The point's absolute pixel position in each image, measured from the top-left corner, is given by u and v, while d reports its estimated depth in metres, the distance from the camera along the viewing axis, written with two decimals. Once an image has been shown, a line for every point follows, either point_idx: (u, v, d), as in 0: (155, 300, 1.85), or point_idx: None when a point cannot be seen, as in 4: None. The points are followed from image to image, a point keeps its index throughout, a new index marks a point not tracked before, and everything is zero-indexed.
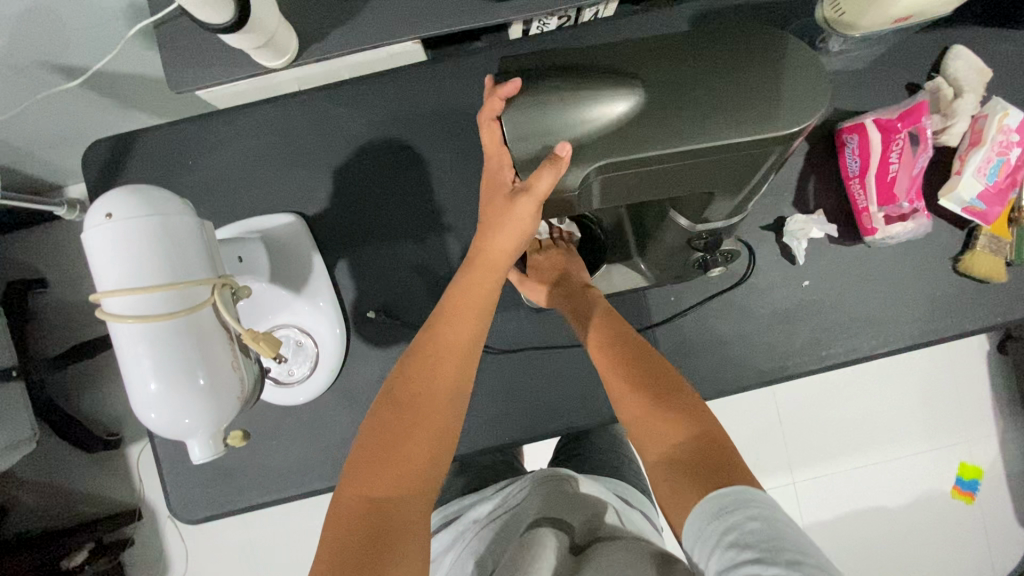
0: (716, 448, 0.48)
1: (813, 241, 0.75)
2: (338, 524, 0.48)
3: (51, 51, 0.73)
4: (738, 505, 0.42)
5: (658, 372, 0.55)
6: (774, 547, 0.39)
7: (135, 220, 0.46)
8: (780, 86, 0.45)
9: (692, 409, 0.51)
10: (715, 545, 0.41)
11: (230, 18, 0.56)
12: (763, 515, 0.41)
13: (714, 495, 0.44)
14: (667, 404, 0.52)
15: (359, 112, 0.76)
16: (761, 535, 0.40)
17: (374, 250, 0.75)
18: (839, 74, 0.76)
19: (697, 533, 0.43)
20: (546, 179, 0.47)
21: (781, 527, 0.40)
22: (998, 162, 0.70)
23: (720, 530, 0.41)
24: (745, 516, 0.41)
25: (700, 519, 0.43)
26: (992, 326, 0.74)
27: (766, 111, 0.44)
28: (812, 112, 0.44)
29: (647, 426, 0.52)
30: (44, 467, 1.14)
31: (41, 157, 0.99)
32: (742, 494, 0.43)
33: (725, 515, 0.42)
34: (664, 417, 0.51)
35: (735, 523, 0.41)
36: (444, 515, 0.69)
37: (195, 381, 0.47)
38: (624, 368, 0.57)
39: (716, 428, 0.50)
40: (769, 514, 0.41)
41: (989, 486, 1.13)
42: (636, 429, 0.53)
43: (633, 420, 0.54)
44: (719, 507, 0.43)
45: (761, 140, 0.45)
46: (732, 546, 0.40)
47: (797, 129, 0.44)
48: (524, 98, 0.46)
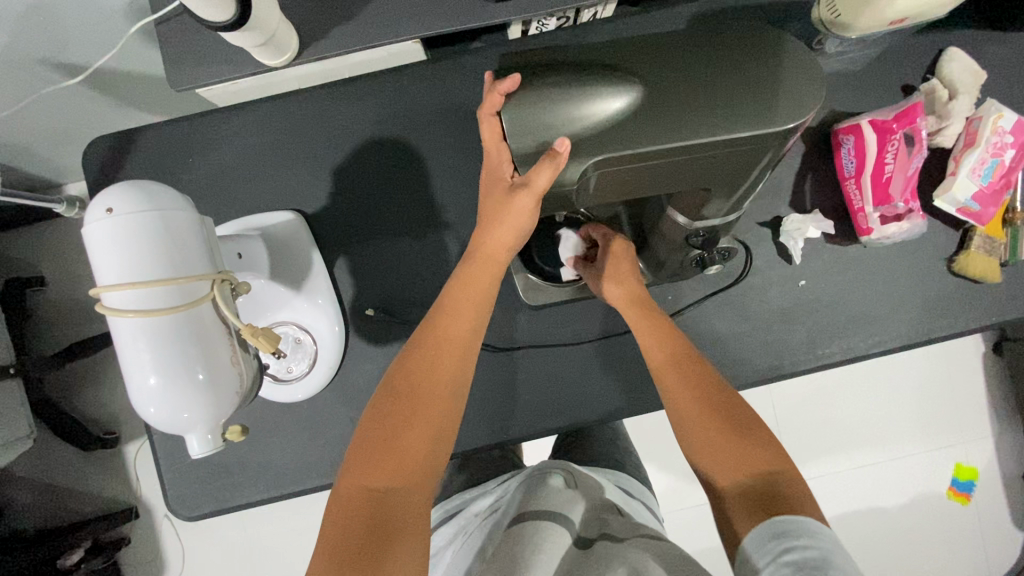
0: (781, 481, 0.50)
1: (809, 241, 0.75)
2: (338, 513, 0.48)
3: (52, 48, 0.73)
4: (798, 532, 0.43)
5: (727, 400, 0.58)
6: (824, 570, 0.39)
7: (134, 215, 0.46)
8: (778, 83, 0.45)
9: (757, 443, 0.53)
10: (769, 562, 0.42)
11: (232, 17, 0.56)
12: (819, 543, 0.42)
13: (772, 521, 0.45)
14: (732, 435, 0.55)
15: (359, 110, 0.77)
16: (816, 560, 0.40)
17: (374, 247, 0.75)
18: (835, 76, 0.77)
19: (752, 551, 0.45)
20: (545, 174, 0.47)
21: (836, 558, 0.41)
22: (993, 163, 0.71)
23: (778, 550, 0.43)
24: (803, 543, 0.42)
25: (756, 541, 0.45)
26: (987, 325, 0.74)
27: (763, 109, 0.45)
28: (807, 110, 0.45)
29: (710, 454, 0.55)
30: (40, 465, 1.14)
31: (41, 155, 0.99)
32: (799, 523, 0.44)
33: (784, 537, 0.43)
34: (729, 447, 0.54)
35: (793, 545, 0.42)
36: (446, 508, 0.70)
37: (193, 376, 0.47)
38: (697, 389, 0.59)
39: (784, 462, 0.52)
40: (826, 544, 0.42)
41: (984, 487, 1.13)
42: (705, 451, 0.55)
43: (703, 442, 0.56)
44: (777, 531, 0.44)
45: (758, 136, 0.45)
46: (787, 563, 0.41)
47: (792, 125, 0.45)
48: (524, 92, 0.46)
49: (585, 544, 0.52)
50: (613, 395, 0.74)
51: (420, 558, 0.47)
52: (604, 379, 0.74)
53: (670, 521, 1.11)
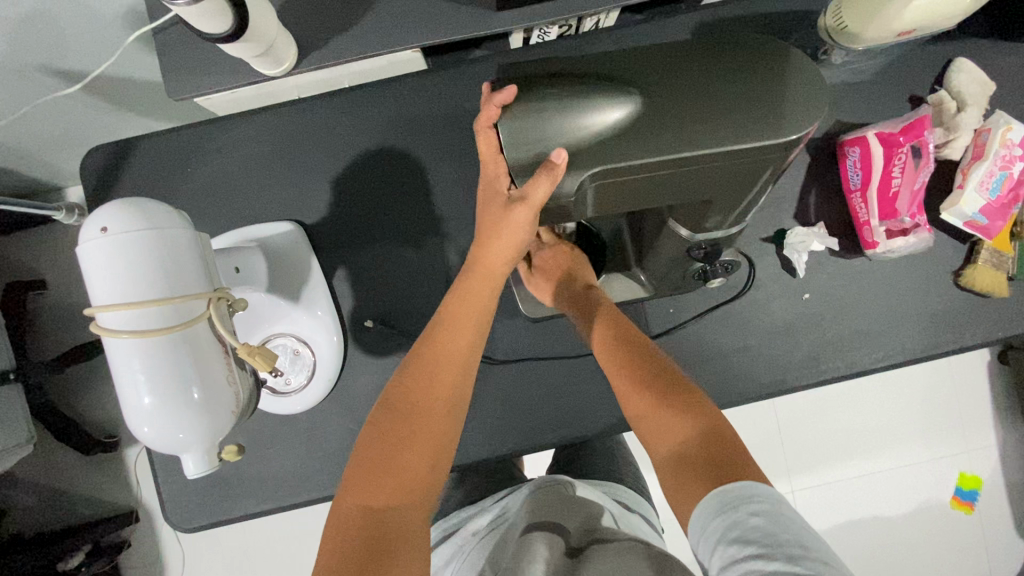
0: (726, 443, 0.49)
1: (814, 254, 0.74)
2: (336, 531, 0.48)
3: (50, 56, 0.73)
4: (743, 502, 0.42)
5: (663, 373, 0.56)
6: (775, 541, 0.39)
7: (130, 234, 0.45)
8: (782, 94, 0.44)
9: (699, 407, 0.52)
10: (717, 541, 0.41)
11: (228, 28, 0.56)
12: (763, 509, 0.41)
13: (719, 490, 0.44)
14: (673, 400, 0.53)
15: (358, 119, 0.76)
16: (764, 531, 0.40)
17: (372, 258, 0.75)
18: (841, 87, 0.76)
19: (700, 529, 0.43)
20: (542, 187, 0.47)
21: (785, 521, 0.40)
22: (1002, 176, 0.70)
23: (722, 527, 0.41)
24: (749, 513, 0.41)
25: (703, 516, 0.43)
26: (994, 340, 0.73)
27: (765, 118, 0.44)
28: (811, 121, 0.43)
29: (656, 423, 0.53)
30: (42, 469, 1.14)
31: (42, 161, 0.99)
32: (743, 492, 0.43)
33: (728, 512, 0.42)
34: (674, 414, 0.52)
35: (737, 520, 0.41)
36: (442, 529, 0.69)
37: (188, 396, 0.47)
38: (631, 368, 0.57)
39: (721, 425, 0.50)
40: (771, 508, 0.41)
41: (988, 496, 1.12)
42: (646, 428, 0.54)
43: (642, 419, 0.54)
44: (722, 504, 0.43)
45: (760, 147, 0.44)
46: (733, 542, 0.40)
47: (796, 138, 0.44)
48: (520, 104, 0.45)
49: (573, 551, 0.51)
50: (613, 408, 0.73)
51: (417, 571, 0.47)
52: (604, 392, 0.74)
53: (670, 530, 1.10)
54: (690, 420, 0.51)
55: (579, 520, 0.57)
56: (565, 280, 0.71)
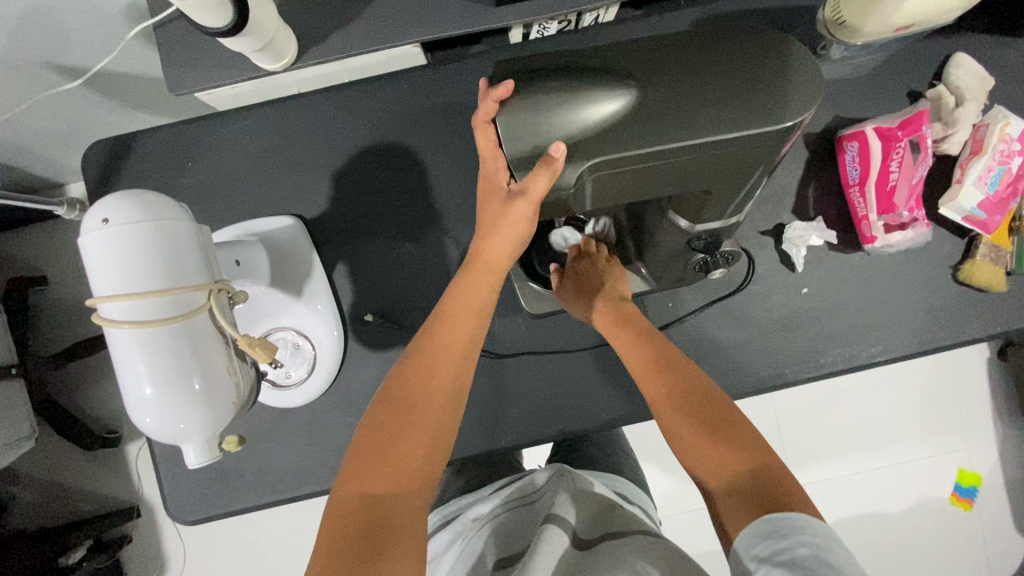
0: (774, 474, 0.49)
1: (812, 249, 0.75)
2: (332, 518, 0.48)
3: (51, 51, 0.73)
4: (794, 531, 0.43)
5: (708, 404, 0.56)
6: (822, 568, 0.39)
7: (130, 225, 0.45)
8: (780, 84, 0.44)
9: (750, 439, 0.52)
10: (762, 563, 0.42)
11: (228, 22, 0.56)
12: (815, 541, 0.41)
13: (769, 518, 0.44)
14: (718, 433, 0.53)
15: (358, 114, 0.76)
16: (812, 559, 0.40)
17: (373, 252, 0.75)
18: (840, 81, 0.76)
19: (746, 553, 0.44)
20: (541, 182, 0.47)
21: (835, 555, 0.40)
22: (1000, 171, 0.70)
23: (770, 550, 0.42)
24: (797, 542, 0.42)
25: (752, 538, 0.44)
26: (992, 335, 0.73)
27: (763, 106, 0.44)
28: (808, 107, 0.44)
29: (702, 451, 0.53)
30: (43, 463, 1.14)
31: (42, 157, 0.99)
32: (795, 523, 0.43)
33: (778, 538, 0.43)
34: (721, 444, 0.52)
35: (787, 546, 0.42)
36: (443, 514, 0.69)
37: (189, 386, 0.47)
38: (674, 400, 0.57)
39: (770, 456, 0.51)
40: (823, 543, 0.41)
41: (987, 493, 1.12)
42: (693, 461, 0.54)
43: (690, 453, 0.54)
44: (772, 530, 0.44)
45: (758, 135, 0.45)
46: (779, 564, 0.41)
47: (793, 124, 0.44)
48: (518, 98, 0.46)
49: (583, 546, 0.51)
50: (612, 402, 0.74)
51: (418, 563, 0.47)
52: (603, 386, 0.74)
53: (669, 524, 1.11)
54: (738, 452, 0.51)
55: (586, 512, 0.57)
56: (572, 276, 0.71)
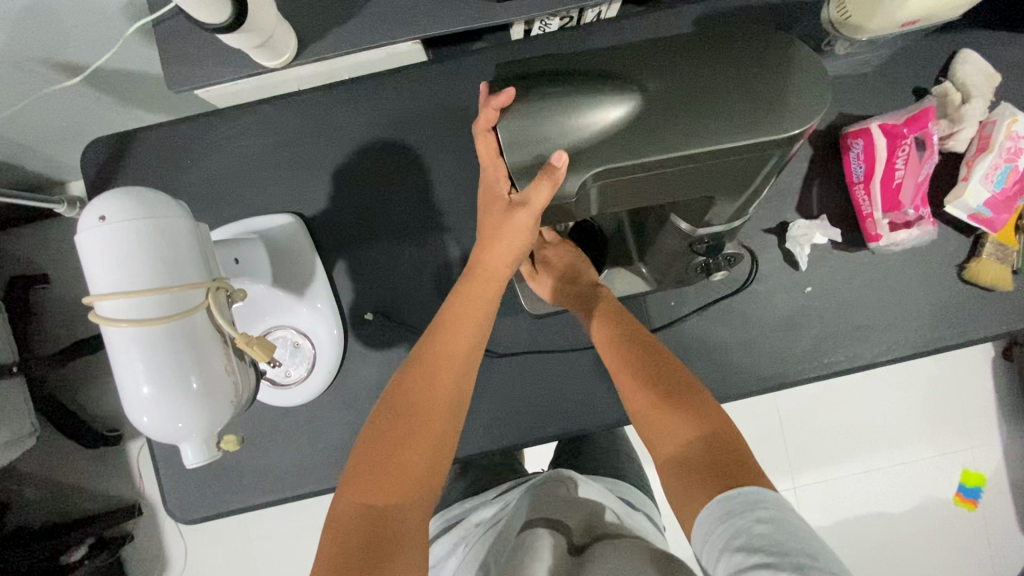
0: (726, 445, 0.49)
1: (816, 247, 0.74)
2: (333, 531, 0.47)
3: (51, 48, 0.73)
4: (747, 508, 0.42)
5: (669, 375, 0.56)
6: (783, 550, 0.38)
7: (127, 223, 0.45)
8: (784, 89, 0.44)
9: (703, 410, 0.51)
10: (722, 548, 0.41)
11: (227, 18, 0.55)
12: (771, 516, 0.41)
13: (724, 497, 0.44)
14: (675, 402, 0.53)
15: (358, 111, 0.76)
16: (770, 539, 0.39)
17: (372, 251, 0.75)
18: (845, 78, 0.75)
19: (704, 534, 0.43)
20: (543, 191, 0.46)
21: (791, 529, 0.40)
22: (1007, 169, 0.69)
23: (728, 534, 0.41)
24: (753, 519, 0.41)
25: (708, 521, 0.43)
26: (998, 334, 0.73)
27: (768, 113, 0.43)
28: (814, 115, 0.43)
29: (657, 424, 0.53)
30: (45, 461, 1.15)
31: (43, 154, 0.99)
32: (749, 498, 0.42)
33: (734, 518, 0.42)
34: (674, 417, 0.52)
35: (743, 526, 0.41)
36: (445, 518, 0.69)
37: (186, 385, 0.47)
38: (634, 369, 0.57)
39: (727, 428, 0.50)
40: (779, 516, 0.41)
41: (991, 494, 1.12)
42: (647, 429, 0.53)
43: (645, 421, 0.54)
44: (727, 510, 0.43)
45: (762, 142, 0.44)
46: (739, 550, 0.40)
47: (798, 131, 0.44)
48: (519, 105, 0.45)
49: (576, 550, 0.51)
50: (614, 402, 0.73)
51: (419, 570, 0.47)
52: (604, 386, 0.73)
53: (671, 524, 1.10)
54: (693, 421, 0.51)
55: (581, 515, 0.57)
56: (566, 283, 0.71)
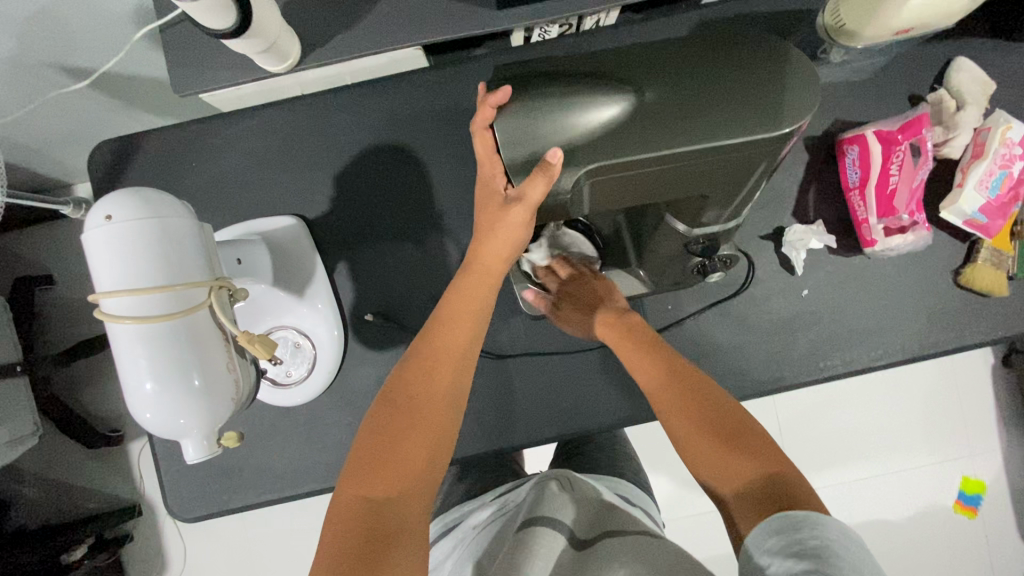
0: (783, 478, 0.49)
1: (813, 252, 0.75)
2: (335, 520, 0.48)
3: (59, 52, 0.74)
4: (805, 526, 0.42)
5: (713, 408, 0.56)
6: (833, 563, 0.38)
7: (132, 222, 0.46)
8: (776, 90, 0.45)
9: (754, 444, 0.52)
10: (774, 555, 0.41)
11: (233, 24, 0.57)
12: (830, 537, 0.40)
13: (780, 516, 0.44)
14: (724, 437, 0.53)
15: (360, 115, 0.77)
16: (824, 552, 0.39)
17: (373, 252, 0.76)
18: (840, 85, 0.76)
19: (757, 547, 0.43)
20: (539, 186, 0.48)
21: (849, 551, 0.39)
22: (1001, 175, 0.70)
23: (781, 542, 0.42)
24: (810, 535, 0.41)
25: (763, 535, 0.44)
26: (994, 340, 0.73)
27: (760, 113, 0.44)
28: (804, 115, 0.44)
29: (714, 463, 0.53)
30: (46, 461, 1.15)
31: (49, 156, 1.00)
32: (809, 519, 0.42)
33: (790, 531, 0.42)
34: (733, 454, 0.52)
35: (799, 538, 0.41)
36: (445, 522, 0.70)
37: (189, 381, 0.48)
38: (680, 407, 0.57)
39: (778, 457, 0.51)
40: (837, 539, 0.41)
41: (991, 501, 1.12)
42: (705, 469, 0.54)
43: (700, 463, 0.54)
44: (786, 525, 0.43)
45: (755, 141, 0.45)
46: (793, 556, 0.40)
47: (790, 130, 0.44)
48: (515, 104, 0.46)
49: (583, 544, 0.52)
50: (611, 404, 0.74)
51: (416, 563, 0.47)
52: (601, 388, 0.74)
53: (669, 528, 1.11)
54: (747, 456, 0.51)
55: (581, 509, 0.57)
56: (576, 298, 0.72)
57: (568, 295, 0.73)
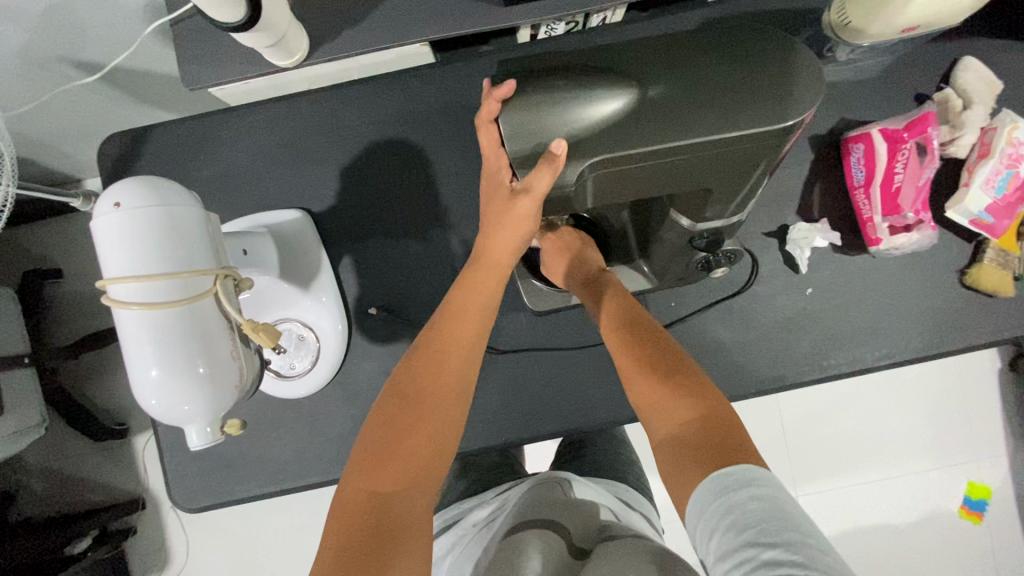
0: (724, 428, 0.48)
1: (817, 251, 0.74)
2: (340, 515, 0.48)
3: (71, 46, 0.75)
4: (740, 485, 0.42)
5: (668, 354, 0.56)
6: (775, 530, 0.39)
7: (140, 210, 0.47)
8: (782, 81, 0.45)
9: (702, 391, 0.51)
10: (715, 527, 0.41)
11: (243, 17, 0.57)
12: (765, 493, 0.41)
13: (718, 473, 0.44)
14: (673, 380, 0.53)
15: (366, 110, 0.77)
16: (762, 516, 0.40)
17: (377, 246, 0.76)
18: (845, 84, 0.76)
19: (699, 513, 0.43)
20: (545, 178, 0.48)
21: (782, 506, 0.40)
22: (1008, 175, 0.69)
23: (723, 510, 0.41)
24: (748, 496, 0.41)
25: (703, 500, 0.43)
26: (999, 341, 0.73)
27: (766, 104, 0.44)
28: (808, 106, 0.44)
29: (655, 405, 0.52)
30: (52, 452, 1.16)
31: (60, 150, 1.01)
32: (745, 474, 0.43)
33: (726, 496, 0.42)
34: (676, 396, 0.51)
35: (736, 503, 0.41)
36: (445, 520, 0.70)
37: (194, 369, 0.48)
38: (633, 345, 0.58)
39: (723, 407, 0.50)
40: (771, 493, 0.41)
41: (997, 507, 1.10)
42: (646, 408, 0.53)
43: (643, 400, 0.54)
44: (721, 487, 0.43)
45: (759, 132, 0.45)
46: (732, 527, 0.40)
47: (795, 121, 0.44)
48: (520, 97, 0.46)
49: (579, 554, 0.51)
50: (613, 401, 0.74)
51: (420, 563, 0.47)
52: (603, 384, 0.74)
53: (670, 527, 1.10)
54: (691, 401, 0.51)
55: (583, 517, 0.57)
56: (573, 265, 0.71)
57: (568, 253, 0.72)
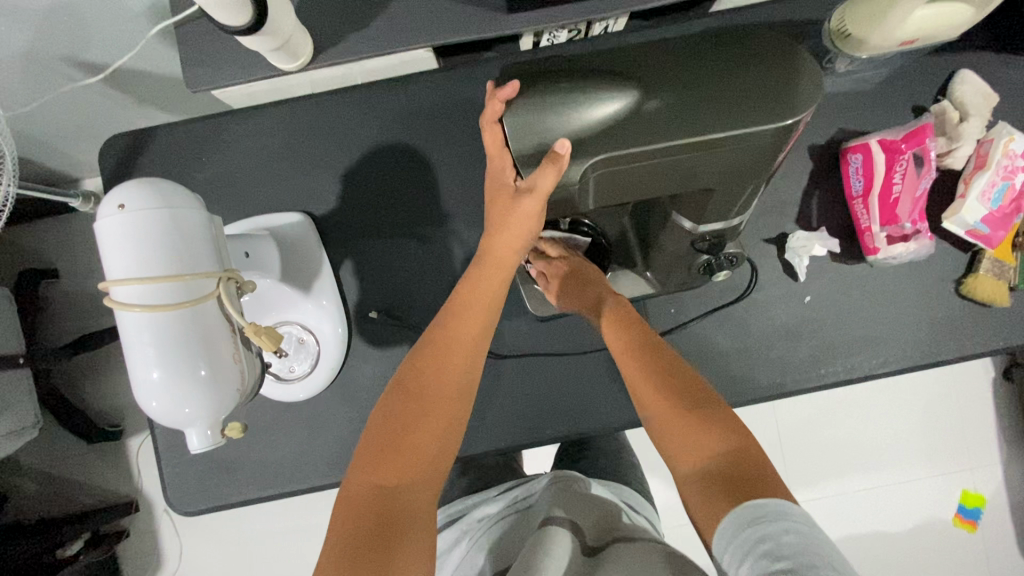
0: (748, 462, 0.49)
1: (815, 259, 0.75)
2: (346, 511, 0.48)
3: (74, 46, 0.75)
4: (776, 517, 0.43)
5: (685, 382, 0.56)
6: (809, 561, 0.39)
7: (145, 211, 0.47)
8: (780, 82, 0.45)
9: (721, 421, 0.52)
10: (748, 555, 0.42)
11: (247, 21, 0.57)
12: (799, 528, 0.41)
13: (749, 505, 0.44)
14: (695, 412, 0.53)
15: (369, 113, 0.78)
16: (797, 549, 0.40)
17: (379, 250, 0.76)
18: (844, 94, 0.77)
19: (728, 541, 0.44)
20: (548, 178, 0.48)
21: (818, 544, 0.40)
22: (1003, 187, 0.70)
23: (754, 540, 0.42)
24: (781, 529, 0.42)
25: (730, 529, 0.44)
26: (994, 351, 0.73)
27: (764, 104, 0.45)
28: (806, 108, 0.45)
29: (676, 434, 0.53)
30: (44, 454, 1.15)
31: (60, 151, 1.01)
32: (778, 508, 0.43)
33: (761, 526, 0.43)
34: (700, 428, 0.52)
35: (771, 534, 0.42)
36: (448, 512, 0.70)
37: (195, 371, 0.48)
38: (647, 373, 0.58)
39: (747, 440, 0.51)
40: (807, 529, 0.41)
41: (990, 515, 1.11)
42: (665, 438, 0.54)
43: (664, 429, 0.54)
44: (754, 516, 0.43)
45: (757, 133, 0.45)
46: (767, 557, 0.41)
47: (793, 122, 0.45)
48: (523, 98, 0.47)
49: (591, 551, 0.51)
50: (612, 406, 0.74)
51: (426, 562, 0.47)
52: (603, 390, 0.74)
53: (669, 532, 1.10)
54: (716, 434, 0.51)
55: (594, 516, 0.57)
56: (577, 285, 0.70)
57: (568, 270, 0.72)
